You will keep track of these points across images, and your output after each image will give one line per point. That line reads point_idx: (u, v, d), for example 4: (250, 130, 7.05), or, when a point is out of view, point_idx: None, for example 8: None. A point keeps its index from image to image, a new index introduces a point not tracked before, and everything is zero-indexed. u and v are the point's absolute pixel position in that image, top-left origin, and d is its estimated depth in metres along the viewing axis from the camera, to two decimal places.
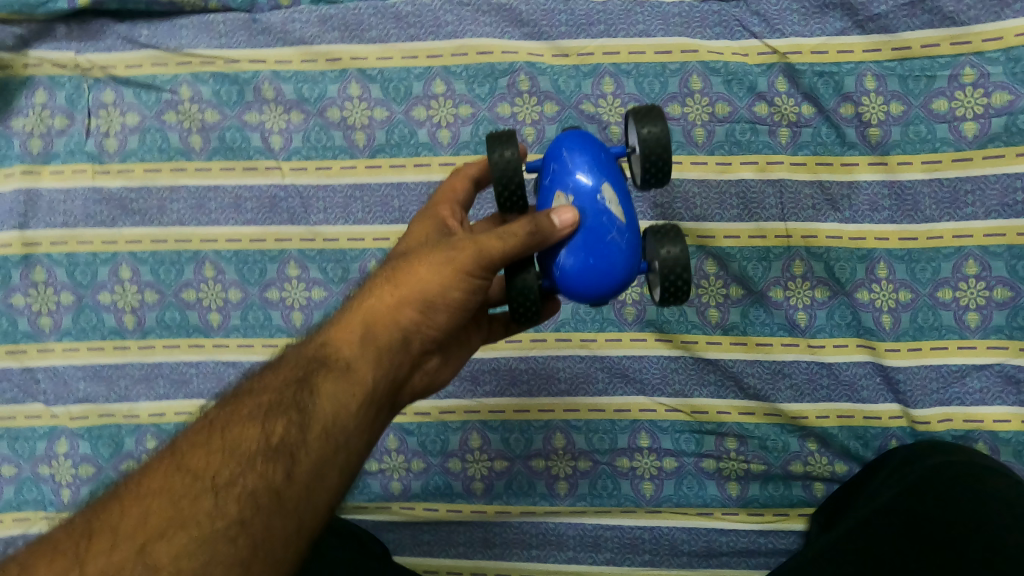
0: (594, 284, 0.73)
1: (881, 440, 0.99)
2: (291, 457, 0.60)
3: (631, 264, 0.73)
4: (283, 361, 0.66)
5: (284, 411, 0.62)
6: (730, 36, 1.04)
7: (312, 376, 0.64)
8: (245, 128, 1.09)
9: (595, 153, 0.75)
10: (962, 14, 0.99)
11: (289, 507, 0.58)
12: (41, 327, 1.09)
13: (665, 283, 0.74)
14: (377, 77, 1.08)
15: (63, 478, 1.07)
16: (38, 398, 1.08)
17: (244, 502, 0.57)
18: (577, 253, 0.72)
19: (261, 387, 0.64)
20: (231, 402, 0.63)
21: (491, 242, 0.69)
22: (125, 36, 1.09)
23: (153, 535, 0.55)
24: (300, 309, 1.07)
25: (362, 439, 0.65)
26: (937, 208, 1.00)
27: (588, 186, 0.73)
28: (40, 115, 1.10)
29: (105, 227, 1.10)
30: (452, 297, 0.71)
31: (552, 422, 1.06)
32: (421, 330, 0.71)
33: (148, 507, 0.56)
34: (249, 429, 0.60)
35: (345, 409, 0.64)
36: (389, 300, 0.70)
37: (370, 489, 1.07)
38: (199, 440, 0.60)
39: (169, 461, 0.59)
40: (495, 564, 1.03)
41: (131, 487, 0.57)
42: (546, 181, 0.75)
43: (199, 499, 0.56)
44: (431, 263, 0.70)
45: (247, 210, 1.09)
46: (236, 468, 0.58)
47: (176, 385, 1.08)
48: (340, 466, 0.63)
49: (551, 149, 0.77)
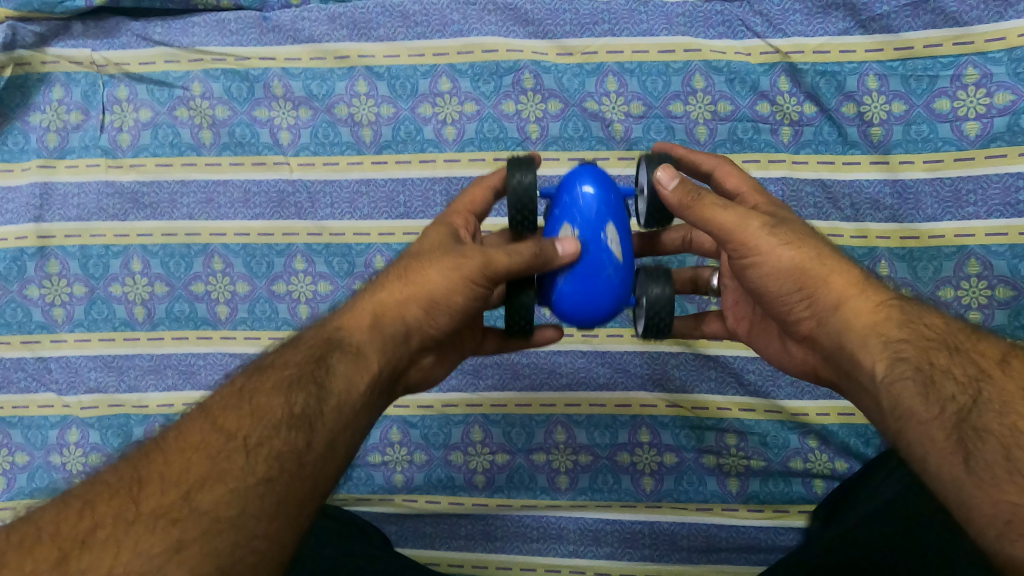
0: (586, 311, 0.76)
1: (881, 438, 1.00)
2: (310, 426, 0.60)
3: (621, 298, 0.77)
4: (301, 340, 0.69)
5: (304, 384, 0.63)
6: (732, 36, 1.05)
7: (328, 355, 0.66)
8: (254, 124, 1.11)
9: (607, 191, 0.77)
10: (964, 14, 1.00)
11: (308, 471, 0.58)
12: (54, 317, 1.12)
13: (649, 320, 0.79)
14: (384, 74, 1.10)
15: (79, 463, 1.09)
16: (50, 387, 1.11)
17: (271, 462, 0.57)
18: (574, 283, 0.75)
19: (282, 361, 0.66)
20: (257, 373, 0.64)
21: (499, 255, 0.71)
22: (139, 33, 1.12)
23: (197, 484, 0.54)
24: (306, 302, 1.09)
25: (367, 419, 0.67)
26: (938, 207, 1.01)
27: (594, 222, 0.75)
28: (57, 111, 1.13)
29: (118, 220, 1.12)
30: (456, 300, 0.72)
31: (554, 416, 1.07)
32: (424, 328, 0.73)
33: (189, 460, 0.56)
34: (274, 397, 0.61)
35: (356, 387, 0.65)
36: (398, 296, 0.72)
37: (373, 481, 1.08)
38: (230, 403, 0.61)
39: (204, 420, 0.59)
40: (494, 557, 1.04)
41: (169, 442, 0.58)
42: (556, 211, 0.77)
43: (232, 456, 0.56)
44: (441, 266, 0.72)
45: (255, 205, 1.11)
46: (264, 431, 0.59)
47: (184, 376, 1.10)
48: (349, 441, 0.64)
49: (565, 179, 0.78)
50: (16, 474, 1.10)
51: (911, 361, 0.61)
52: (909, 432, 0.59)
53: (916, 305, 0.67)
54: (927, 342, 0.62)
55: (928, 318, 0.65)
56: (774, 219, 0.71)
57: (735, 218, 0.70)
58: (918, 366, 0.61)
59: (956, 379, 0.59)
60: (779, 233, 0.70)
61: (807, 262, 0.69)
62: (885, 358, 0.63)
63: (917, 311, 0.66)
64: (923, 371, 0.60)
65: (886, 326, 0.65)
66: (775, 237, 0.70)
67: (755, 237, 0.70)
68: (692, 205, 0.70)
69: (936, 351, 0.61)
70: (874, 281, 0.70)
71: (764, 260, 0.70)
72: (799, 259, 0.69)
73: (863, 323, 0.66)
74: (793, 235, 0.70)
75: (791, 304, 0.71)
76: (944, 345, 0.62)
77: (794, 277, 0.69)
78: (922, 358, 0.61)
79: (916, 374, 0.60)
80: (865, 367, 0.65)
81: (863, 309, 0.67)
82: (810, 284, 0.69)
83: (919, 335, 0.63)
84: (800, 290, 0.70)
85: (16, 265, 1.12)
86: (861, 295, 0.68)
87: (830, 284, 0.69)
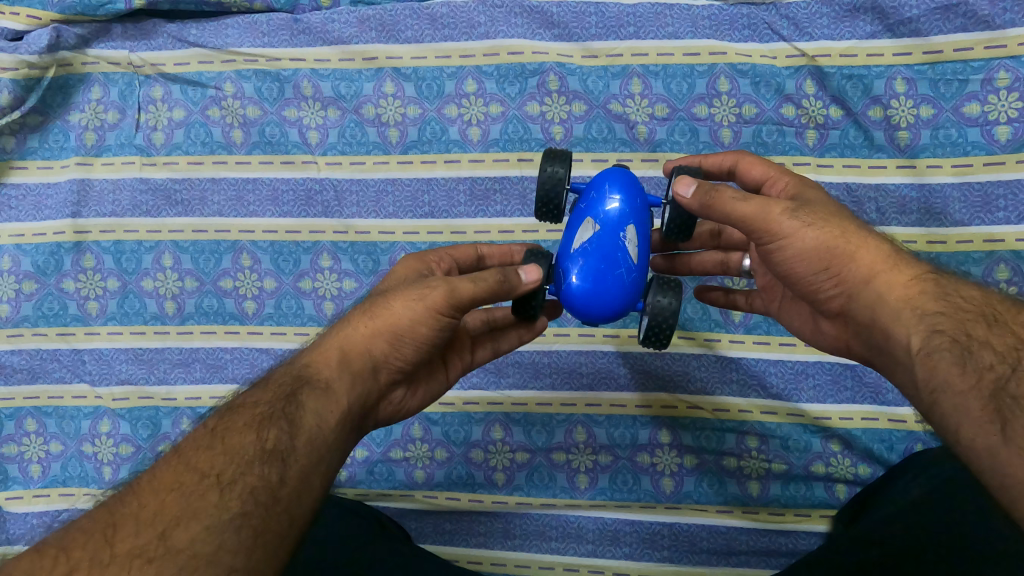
0: (595, 307, 0.79)
1: (905, 444, 1.00)
2: (283, 461, 0.62)
3: (632, 299, 0.80)
4: (271, 378, 0.70)
5: (275, 421, 0.64)
6: (758, 39, 1.05)
7: (299, 391, 0.67)
8: (284, 124, 1.14)
9: (633, 195, 0.81)
10: (997, 18, 0.99)
11: (283, 505, 0.60)
12: (88, 310, 1.15)
13: (651, 327, 0.81)
14: (411, 75, 1.11)
15: (110, 453, 1.12)
16: (83, 378, 1.14)
17: (246, 497, 0.59)
18: (586, 277, 0.79)
19: (252, 401, 0.67)
20: (229, 413, 0.66)
21: (463, 282, 0.71)
22: (175, 35, 1.14)
23: (172, 523, 0.56)
24: (331, 299, 1.11)
25: (340, 453, 0.68)
26: (968, 212, 1.00)
27: (615, 221, 0.80)
28: (95, 110, 1.16)
29: (151, 216, 1.15)
30: (422, 332, 0.72)
31: (574, 415, 1.07)
32: (390, 361, 0.73)
33: (162, 501, 0.58)
34: (246, 435, 0.63)
35: (327, 421, 0.66)
36: (365, 329, 0.72)
37: (394, 477, 1.09)
38: (202, 444, 0.62)
39: (177, 461, 0.61)
40: (513, 555, 1.05)
41: (144, 485, 0.59)
42: (583, 205, 0.83)
43: (206, 493, 0.58)
44: (406, 297, 0.72)
45: (284, 203, 1.13)
46: (238, 468, 0.60)
47: (211, 370, 1.12)
48: (323, 474, 0.65)
49: (597, 178, 0.84)
50: (50, 462, 1.13)
51: (947, 332, 0.61)
52: (945, 403, 0.59)
53: (951, 279, 0.67)
54: (964, 315, 0.62)
55: (965, 291, 0.65)
56: (797, 203, 0.71)
57: (757, 206, 0.70)
58: (955, 337, 0.61)
59: (995, 349, 0.59)
60: (801, 215, 0.70)
61: (832, 242, 0.69)
62: (920, 331, 0.63)
63: (953, 284, 0.66)
64: (960, 342, 0.60)
65: (921, 299, 0.65)
66: (799, 217, 0.70)
67: (777, 220, 0.70)
68: (712, 202, 0.71)
69: (974, 322, 0.61)
70: (906, 256, 0.69)
71: (790, 240, 0.70)
72: (824, 238, 0.69)
73: (896, 297, 0.66)
74: (817, 217, 0.70)
75: (819, 283, 0.71)
76: (982, 316, 0.62)
77: (820, 257, 0.69)
78: (958, 330, 0.61)
79: (952, 344, 0.60)
80: (899, 341, 0.65)
81: (895, 283, 0.67)
82: (837, 262, 0.69)
83: (956, 308, 0.63)
84: (826, 269, 0.70)
85: (53, 259, 1.15)
86: (892, 271, 0.68)
87: (859, 259, 0.68)
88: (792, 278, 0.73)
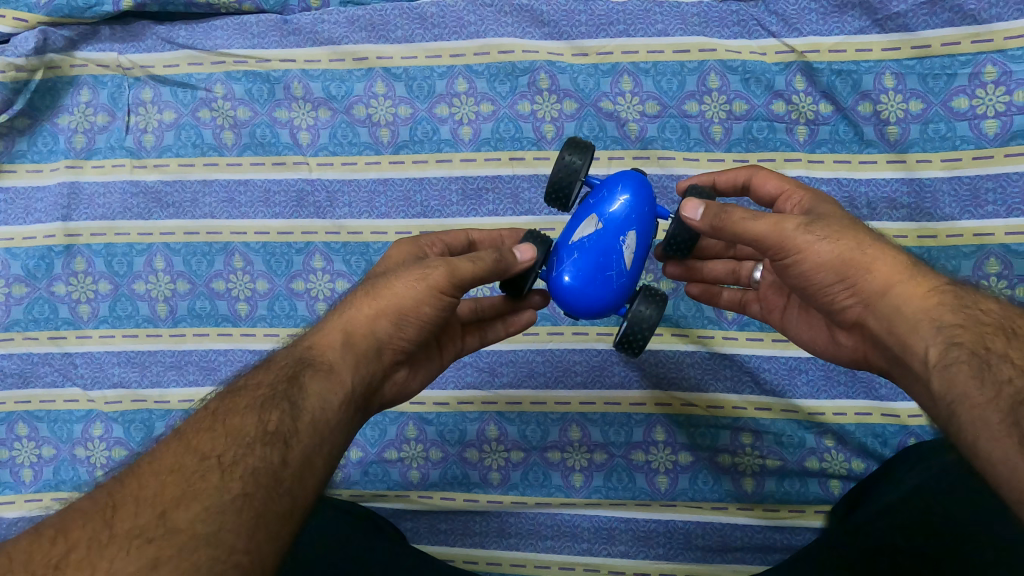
0: (580, 304, 0.80)
1: (899, 438, 1.00)
2: (286, 442, 0.62)
3: (617, 301, 0.81)
4: (272, 362, 0.69)
5: (277, 403, 0.64)
6: (747, 35, 1.06)
7: (301, 373, 0.67)
8: (275, 125, 1.14)
9: (643, 200, 0.81)
10: (983, 12, 0.99)
11: (285, 486, 0.60)
12: (80, 313, 1.15)
13: (629, 334, 0.81)
14: (402, 75, 1.11)
15: (102, 456, 1.12)
16: (76, 382, 1.14)
17: (247, 478, 0.58)
18: (577, 275, 0.79)
19: (254, 383, 0.66)
20: (230, 395, 0.65)
21: (462, 262, 0.72)
22: (163, 36, 1.14)
23: (172, 503, 0.56)
24: (324, 300, 1.11)
25: (343, 435, 0.68)
26: (958, 207, 1.00)
27: (619, 224, 0.80)
28: (84, 113, 1.16)
29: (142, 219, 1.15)
30: (424, 312, 0.72)
31: (568, 414, 1.07)
32: (393, 342, 0.73)
33: (162, 482, 0.57)
34: (247, 417, 0.62)
35: (331, 404, 0.66)
36: (366, 311, 0.72)
37: (389, 477, 1.09)
38: (203, 426, 0.62)
39: (177, 443, 0.60)
40: (509, 554, 1.06)
41: (143, 467, 0.59)
42: (591, 201, 0.82)
43: (207, 475, 0.58)
44: (408, 279, 0.72)
45: (275, 204, 1.13)
46: (238, 450, 0.60)
47: (205, 372, 1.12)
48: (326, 455, 0.65)
49: (611, 177, 0.83)
50: (42, 467, 1.13)
51: (965, 345, 0.62)
52: (963, 415, 0.59)
53: (968, 290, 0.67)
54: (982, 327, 0.63)
55: (983, 303, 0.65)
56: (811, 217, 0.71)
57: (769, 224, 0.70)
58: (974, 350, 0.61)
59: (1014, 363, 0.59)
60: (814, 229, 0.70)
61: (846, 255, 0.69)
62: (938, 343, 0.63)
63: (971, 296, 0.66)
64: (979, 355, 0.61)
65: (938, 311, 0.65)
66: (813, 233, 0.70)
67: (791, 236, 0.70)
68: (723, 225, 0.72)
69: (993, 336, 0.62)
70: (922, 268, 0.70)
71: (806, 255, 0.70)
72: (839, 250, 0.70)
73: (915, 308, 0.66)
74: (831, 230, 0.70)
75: (835, 294, 0.72)
76: (1001, 330, 0.62)
77: (835, 270, 0.70)
78: (977, 342, 0.62)
79: (971, 358, 0.61)
80: (916, 352, 0.65)
81: (913, 295, 0.67)
82: (852, 274, 0.69)
83: (974, 320, 0.64)
84: (842, 281, 0.70)
85: (44, 263, 1.15)
86: (909, 282, 0.68)
87: (875, 271, 0.69)
88: (809, 292, 0.74)
